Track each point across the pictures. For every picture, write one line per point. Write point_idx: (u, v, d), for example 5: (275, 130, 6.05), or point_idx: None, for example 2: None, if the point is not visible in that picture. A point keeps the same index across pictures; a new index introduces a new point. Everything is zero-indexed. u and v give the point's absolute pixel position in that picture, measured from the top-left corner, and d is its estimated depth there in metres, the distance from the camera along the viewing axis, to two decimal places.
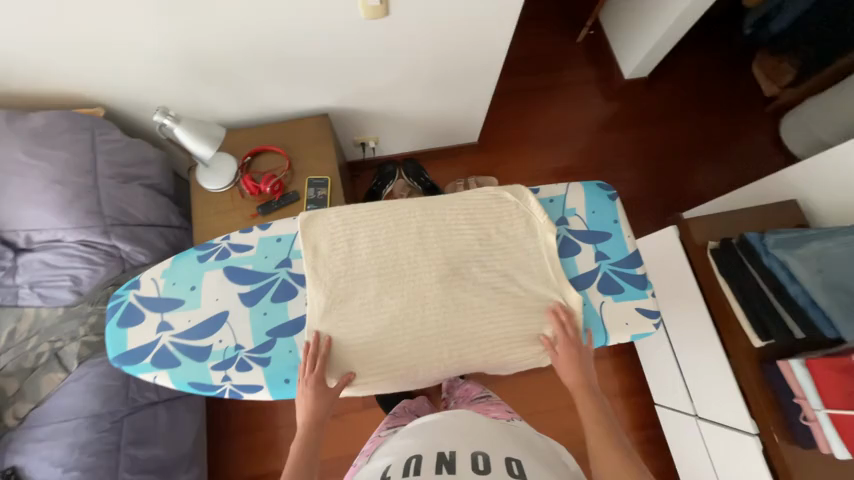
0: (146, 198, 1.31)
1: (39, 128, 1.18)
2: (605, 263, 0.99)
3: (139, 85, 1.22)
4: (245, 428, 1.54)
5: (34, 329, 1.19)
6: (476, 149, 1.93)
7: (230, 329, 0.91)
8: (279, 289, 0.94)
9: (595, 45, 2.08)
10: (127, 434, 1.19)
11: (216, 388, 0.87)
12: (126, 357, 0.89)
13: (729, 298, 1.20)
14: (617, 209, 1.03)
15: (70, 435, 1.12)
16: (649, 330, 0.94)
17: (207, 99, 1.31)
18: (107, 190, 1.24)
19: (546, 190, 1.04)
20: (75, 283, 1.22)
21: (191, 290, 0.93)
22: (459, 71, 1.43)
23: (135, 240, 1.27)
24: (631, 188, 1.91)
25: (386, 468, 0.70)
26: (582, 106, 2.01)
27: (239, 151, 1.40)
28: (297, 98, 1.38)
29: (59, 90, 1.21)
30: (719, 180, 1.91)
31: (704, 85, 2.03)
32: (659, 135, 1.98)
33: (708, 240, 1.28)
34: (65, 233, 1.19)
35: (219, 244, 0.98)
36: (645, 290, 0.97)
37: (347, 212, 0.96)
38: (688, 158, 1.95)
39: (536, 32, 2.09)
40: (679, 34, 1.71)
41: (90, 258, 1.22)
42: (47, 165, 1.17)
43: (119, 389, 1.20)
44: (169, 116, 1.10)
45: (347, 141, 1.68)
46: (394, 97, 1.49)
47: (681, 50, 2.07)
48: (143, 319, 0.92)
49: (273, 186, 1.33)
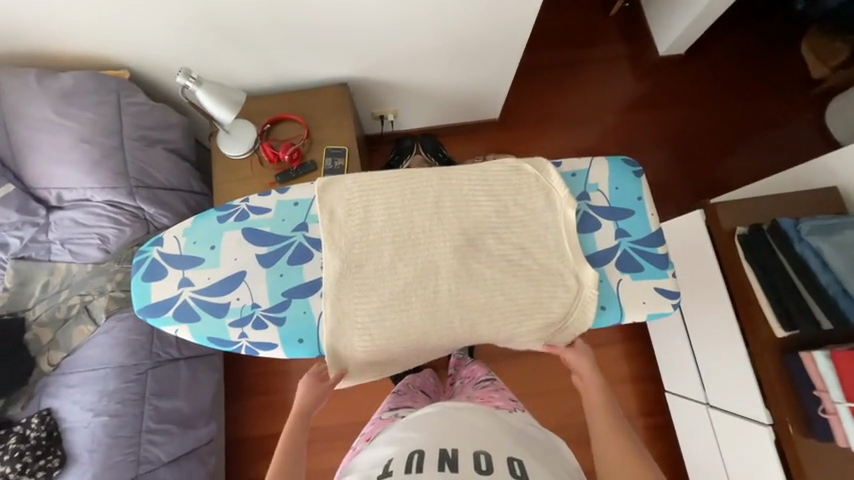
0: (169, 162, 1.34)
1: (68, 88, 1.20)
2: (626, 240, 0.96)
3: (162, 47, 1.22)
4: (260, 390, 1.61)
5: (65, 283, 1.26)
6: (497, 127, 1.88)
7: (247, 288, 0.93)
8: (295, 252, 0.95)
9: (630, 19, 1.96)
10: (151, 387, 1.25)
11: (233, 344, 0.91)
12: (150, 310, 0.93)
13: (755, 286, 1.15)
14: (641, 186, 0.99)
15: (100, 383, 1.20)
16: (666, 310, 0.92)
17: (228, 64, 1.31)
18: (132, 152, 1.27)
19: (569, 164, 1.01)
20: (103, 242, 1.26)
21: (211, 249, 0.95)
22: (484, 43, 1.38)
23: (158, 202, 1.30)
24: (657, 172, 1.83)
25: (388, 461, 0.69)
26: (611, 84, 1.92)
27: (259, 119, 1.40)
28: (317, 66, 1.36)
29: (85, 51, 1.22)
30: (752, 167, 1.81)
31: (746, 64, 1.91)
32: (692, 116, 1.88)
33: (736, 226, 1.21)
34: (94, 192, 1.23)
35: (238, 206, 0.98)
36: (665, 270, 0.94)
37: (364, 179, 0.95)
38: (721, 142, 1.85)
39: (568, 3, 1.98)
40: (719, 10, 1.60)
41: (116, 218, 1.26)
42: (77, 125, 1.21)
43: (143, 344, 1.25)
44: (192, 79, 1.11)
45: (365, 113, 1.66)
46: (415, 68, 1.45)
47: (723, 25, 1.93)
48: (165, 274, 0.95)
49: (291, 155, 1.34)
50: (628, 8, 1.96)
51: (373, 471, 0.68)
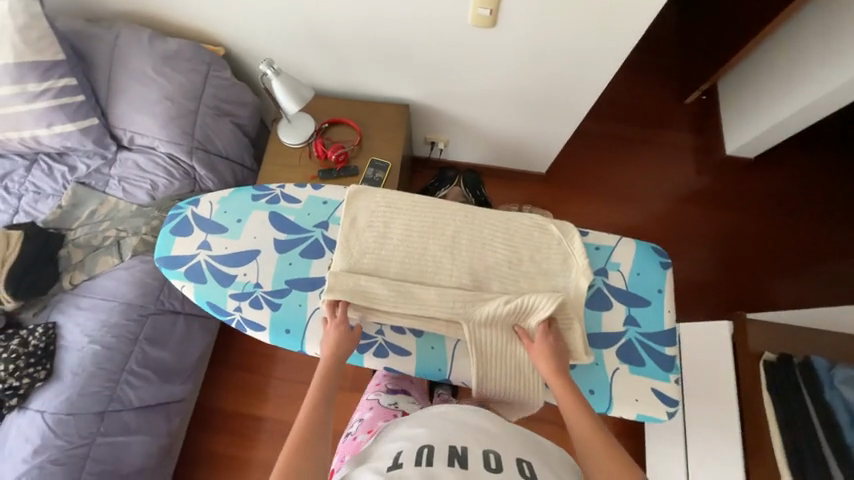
0: (230, 134, 1.46)
1: (170, 51, 1.36)
2: (633, 330, 0.91)
3: (258, 35, 1.36)
4: (244, 366, 1.64)
5: (109, 215, 1.37)
6: (540, 181, 1.89)
7: (256, 267, 0.97)
8: (310, 246, 0.99)
9: (703, 111, 1.94)
10: (147, 331, 1.31)
11: (227, 314, 0.94)
12: (167, 261, 0.99)
13: (769, 420, 1.05)
14: (664, 278, 0.95)
15: (105, 313, 1.28)
16: (660, 416, 0.85)
17: (310, 64, 1.43)
18: (204, 118, 1.39)
19: (594, 236, 0.99)
20: (152, 188, 1.38)
21: (237, 222, 1.01)
22: (547, 99, 1.42)
23: (210, 166, 1.41)
24: (694, 268, 1.75)
25: (398, 454, 0.68)
26: (666, 169, 1.88)
27: (321, 117, 1.50)
28: (386, 83, 1.46)
29: (195, 25, 1.38)
30: (801, 291, 1.69)
31: (816, 184, 1.81)
32: (745, 222, 1.80)
33: (764, 350, 1.12)
34: (160, 144, 1.37)
35: (273, 190, 1.04)
36: (670, 374, 0.88)
37: (393, 197, 1.00)
38: (771, 257, 1.74)
39: (643, 82, 1.99)
40: (804, 122, 1.56)
41: (171, 170, 1.38)
42: (166, 83, 1.35)
43: (154, 289, 1.33)
44: (273, 68, 1.23)
45: (418, 136, 1.74)
46: (475, 106, 1.51)
47: (800, 141, 1.86)
48: (190, 233, 1.01)
49: (338, 156, 1.42)
50: (703, 100, 1.94)
51: (383, 464, 0.67)
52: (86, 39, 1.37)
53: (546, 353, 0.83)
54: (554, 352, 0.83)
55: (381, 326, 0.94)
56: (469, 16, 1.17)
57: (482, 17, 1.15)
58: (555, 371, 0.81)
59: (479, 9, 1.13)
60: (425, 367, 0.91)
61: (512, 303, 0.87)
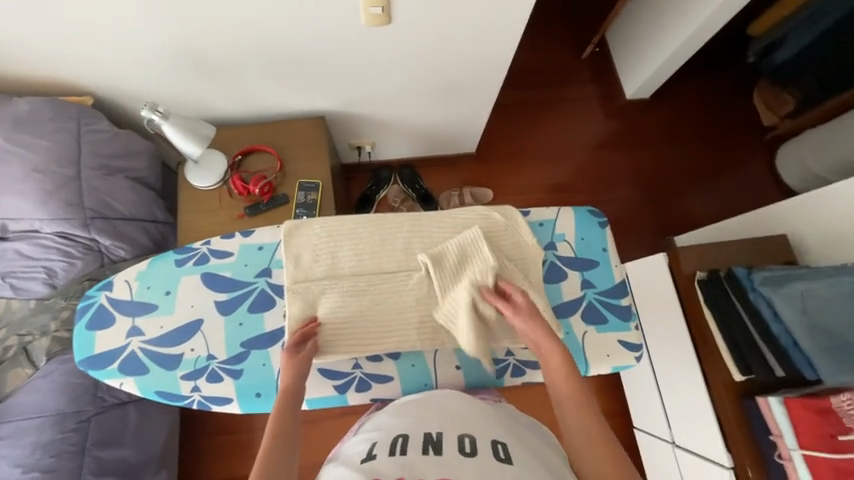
0: (131, 192, 1.26)
1: (22, 115, 1.14)
2: (591, 291, 0.98)
3: (127, 74, 1.17)
4: (220, 430, 1.50)
5: (4, 320, 1.16)
6: (473, 160, 1.91)
7: (203, 337, 0.89)
8: (257, 298, 0.92)
9: (600, 62, 2.07)
10: (93, 435, 1.15)
11: (184, 398, 0.85)
12: (92, 361, 0.87)
13: (715, 334, 1.18)
14: (606, 237, 1.03)
15: (33, 434, 1.10)
16: (630, 363, 0.94)
17: (201, 95, 1.28)
18: (89, 181, 1.20)
19: (536, 214, 1.03)
20: (49, 276, 1.18)
21: (166, 295, 0.91)
22: (460, 83, 1.41)
23: (115, 234, 1.23)
24: (624, 208, 1.91)
25: (372, 446, 0.67)
26: (582, 124, 2.00)
27: (231, 149, 1.36)
28: (293, 98, 1.34)
29: (45, 78, 1.16)
30: (713, 204, 1.91)
31: (705, 110, 2.03)
32: (657, 157, 1.98)
33: (696, 270, 1.25)
34: (43, 224, 1.16)
35: (199, 248, 0.95)
36: (629, 322, 0.96)
37: (334, 223, 0.95)
38: (684, 183, 1.94)
39: (544, 45, 2.07)
40: (681, 59, 1.72)
41: (67, 251, 1.19)
42: (30, 153, 1.15)
43: (88, 388, 1.16)
44: (158, 112, 1.08)
45: (343, 144, 1.66)
46: (392, 104, 1.46)
47: (685, 74, 2.06)
48: (113, 322, 0.90)
49: (262, 188, 1.30)
50: (599, 52, 2.07)
51: (357, 457, 0.65)
52: None
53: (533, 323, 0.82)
54: (537, 319, 0.82)
55: (357, 360, 0.90)
56: (361, 16, 1.09)
57: (376, 16, 1.09)
58: (546, 341, 0.80)
59: (371, 7, 1.06)
60: (412, 386, 0.90)
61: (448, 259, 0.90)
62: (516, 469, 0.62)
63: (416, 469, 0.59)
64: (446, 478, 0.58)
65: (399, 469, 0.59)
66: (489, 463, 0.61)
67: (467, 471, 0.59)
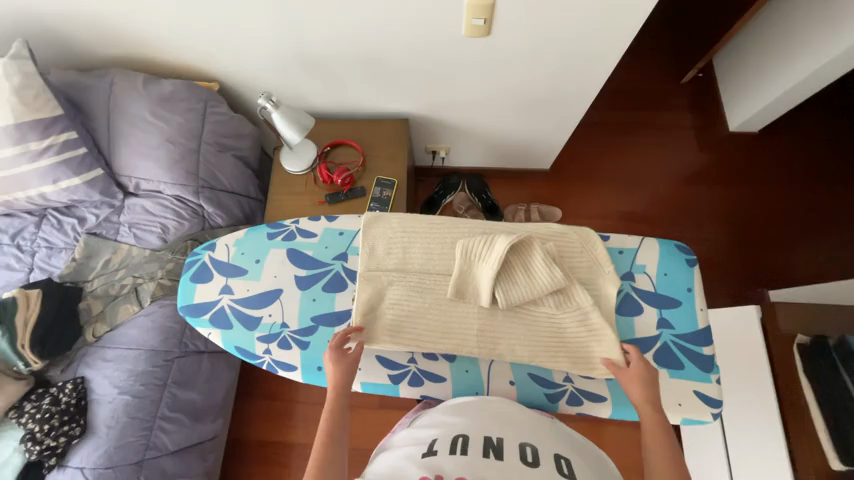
0: (233, 168, 1.45)
1: (166, 94, 1.35)
2: (668, 332, 0.91)
3: (251, 66, 1.34)
4: (271, 394, 1.62)
5: (125, 263, 1.37)
6: (545, 178, 1.86)
7: (280, 306, 0.97)
8: (331, 279, 0.99)
9: (702, 89, 1.91)
10: (174, 374, 1.31)
11: (257, 358, 0.94)
12: (190, 309, 1.00)
13: (812, 409, 1.02)
14: (692, 277, 0.95)
15: (131, 362, 1.28)
16: (705, 418, 0.85)
17: (305, 90, 1.41)
18: (206, 155, 1.39)
19: (616, 240, 0.98)
20: (163, 231, 1.38)
21: (256, 263, 1.02)
22: (547, 99, 1.39)
23: (217, 204, 1.41)
24: (711, 249, 1.73)
25: (432, 441, 0.68)
26: (672, 153, 1.86)
27: (322, 140, 1.48)
28: (383, 99, 1.43)
29: (187, 64, 1.37)
30: (824, 261, 1.66)
31: (827, 152, 1.78)
32: (758, 199, 1.77)
33: (797, 332, 1.10)
34: (166, 187, 1.36)
35: (288, 226, 1.06)
36: (710, 374, 0.88)
37: (410, 220, 0.99)
38: (788, 231, 1.71)
39: (640, 67, 1.96)
40: (804, 95, 1.53)
41: (180, 212, 1.38)
42: (165, 125, 1.35)
43: (177, 332, 1.34)
44: (271, 101, 1.21)
45: (419, 147, 1.72)
46: (475, 113, 1.49)
47: (806, 110, 1.83)
48: (211, 278, 1.02)
49: (344, 180, 1.38)
50: (702, 78, 1.91)
51: (417, 449, 0.66)
52: (81, 89, 1.36)
53: (640, 382, 0.80)
54: (646, 380, 0.80)
55: (413, 354, 0.93)
56: (462, 27, 1.13)
57: (476, 27, 1.12)
58: (650, 403, 0.77)
59: (473, 19, 1.10)
60: (461, 391, 0.90)
61: (516, 237, 0.90)
62: None
63: (478, 469, 0.59)
64: None
65: (461, 468, 0.60)
66: (553, 476, 0.60)
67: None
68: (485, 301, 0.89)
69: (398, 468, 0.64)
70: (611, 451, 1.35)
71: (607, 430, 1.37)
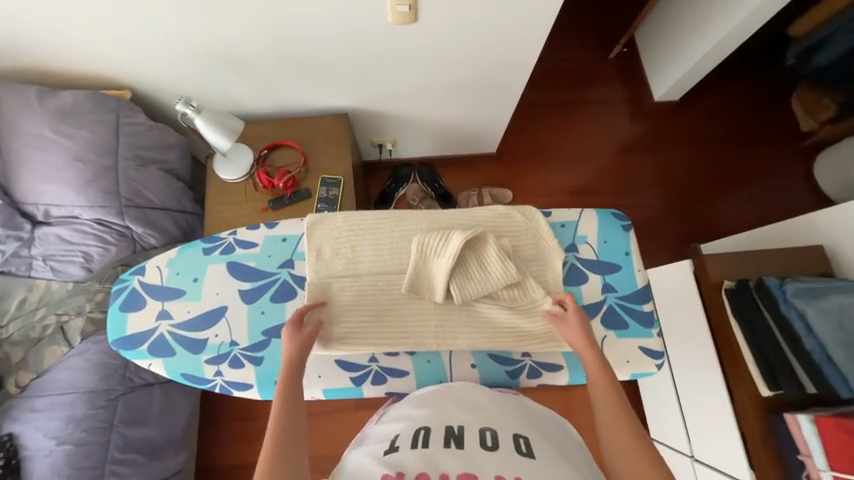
0: (163, 183, 1.32)
1: (67, 107, 1.21)
2: (612, 295, 0.97)
3: (164, 70, 1.22)
4: (237, 416, 1.54)
5: (44, 300, 1.23)
6: (492, 160, 1.90)
7: (227, 324, 0.92)
8: (279, 289, 0.95)
9: (628, 63, 2.02)
10: (121, 414, 1.21)
11: (207, 382, 0.89)
12: (124, 342, 0.92)
13: (742, 345, 1.12)
14: (629, 241, 1.01)
15: (66, 409, 1.16)
16: (651, 370, 0.92)
17: (231, 91, 1.32)
18: (125, 171, 1.26)
19: (558, 214, 1.02)
20: (86, 260, 1.25)
21: (194, 282, 0.96)
22: (482, 82, 1.40)
23: (147, 223, 1.29)
24: (649, 213, 1.85)
25: (395, 436, 0.67)
26: (608, 127, 1.96)
27: (258, 143, 1.40)
28: (318, 95, 1.37)
29: (89, 72, 1.23)
30: (744, 212, 1.84)
31: (739, 113, 1.95)
32: (685, 161, 1.92)
33: (724, 279, 1.20)
34: (82, 211, 1.22)
35: (226, 238, 1.00)
36: (651, 329, 0.94)
37: (354, 218, 0.97)
38: (712, 189, 1.88)
39: (570, 45, 2.04)
40: (714, 62, 1.66)
41: (103, 237, 1.25)
42: (72, 143, 1.21)
43: (118, 368, 1.22)
44: (192, 107, 1.13)
45: (364, 141, 1.68)
46: (415, 102, 1.47)
47: (718, 76, 1.99)
48: (144, 305, 0.95)
49: (286, 182, 1.32)
50: (627, 53, 2.02)
51: (380, 447, 0.66)
52: None
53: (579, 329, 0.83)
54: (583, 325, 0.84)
55: (374, 353, 0.92)
56: (388, 14, 1.10)
57: (402, 14, 1.10)
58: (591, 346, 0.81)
59: (398, 5, 1.07)
60: (425, 382, 0.91)
61: (468, 232, 0.90)
62: (538, 464, 0.61)
63: (439, 464, 0.59)
64: (468, 472, 0.58)
65: (422, 464, 0.59)
66: (512, 458, 0.61)
67: (490, 465, 0.59)
68: (440, 296, 0.89)
69: (359, 468, 0.63)
70: (578, 413, 1.44)
71: (573, 396, 1.45)
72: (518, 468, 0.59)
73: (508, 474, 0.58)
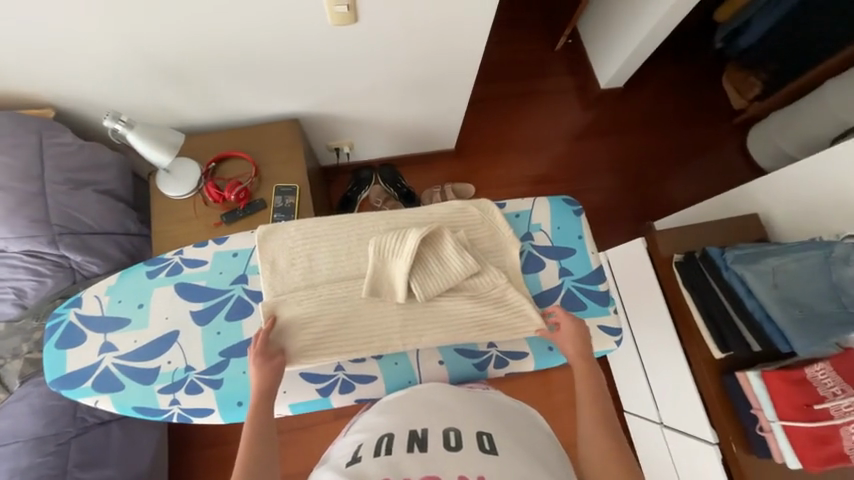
0: (101, 206, 1.22)
1: None
2: (569, 279, 1.00)
3: (90, 84, 1.14)
4: (209, 443, 1.47)
5: None
6: (452, 156, 1.91)
7: (180, 349, 0.88)
8: (234, 306, 0.91)
9: (573, 53, 2.09)
10: (74, 457, 1.12)
11: (163, 412, 0.84)
12: (65, 381, 0.86)
13: (692, 312, 1.20)
14: (581, 224, 1.05)
15: (9, 460, 1.06)
16: (610, 346, 0.96)
17: (168, 103, 1.24)
18: (55, 196, 1.16)
19: (512, 205, 1.05)
20: (19, 296, 1.15)
21: (139, 308, 0.91)
22: (434, 80, 1.41)
23: (86, 249, 1.19)
24: (605, 195, 1.93)
25: (358, 447, 0.66)
26: (559, 115, 2.02)
27: (203, 156, 1.33)
28: (264, 102, 1.32)
29: (2, 91, 1.12)
30: (689, 187, 1.95)
31: (678, 95, 2.07)
32: (633, 144, 2.01)
33: (673, 252, 1.27)
34: (8, 243, 1.12)
35: (171, 258, 0.95)
36: (607, 307, 0.98)
37: (307, 225, 0.94)
38: (659, 168, 1.98)
39: (517, 39, 2.08)
40: (649, 50, 1.75)
41: (36, 269, 1.15)
42: None
43: (66, 409, 1.13)
44: (122, 121, 1.06)
45: (320, 146, 1.64)
46: (367, 103, 1.45)
47: (656, 61, 2.10)
48: (85, 339, 0.89)
49: (237, 194, 1.27)
50: (572, 44, 2.09)
51: (343, 459, 0.65)
52: None
53: (573, 339, 0.87)
54: (579, 337, 0.87)
55: (339, 362, 0.90)
56: (327, 15, 1.08)
57: (341, 15, 1.07)
58: (584, 356, 0.84)
59: (336, 6, 1.05)
60: (394, 385, 0.90)
61: (424, 229, 0.90)
62: (501, 459, 0.62)
63: (402, 469, 0.59)
64: (430, 475, 0.58)
65: (384, 470, 0.59)
66: (474, 456, 0.61)
67: (452, 465, 0.59)
68: (402, 296, 0.88)
69: None
70: (554, 394, 1.48)
71: (547, 379, 1.50)
72: (480, 466, 0.59)
73: (470, 474, 0.58)
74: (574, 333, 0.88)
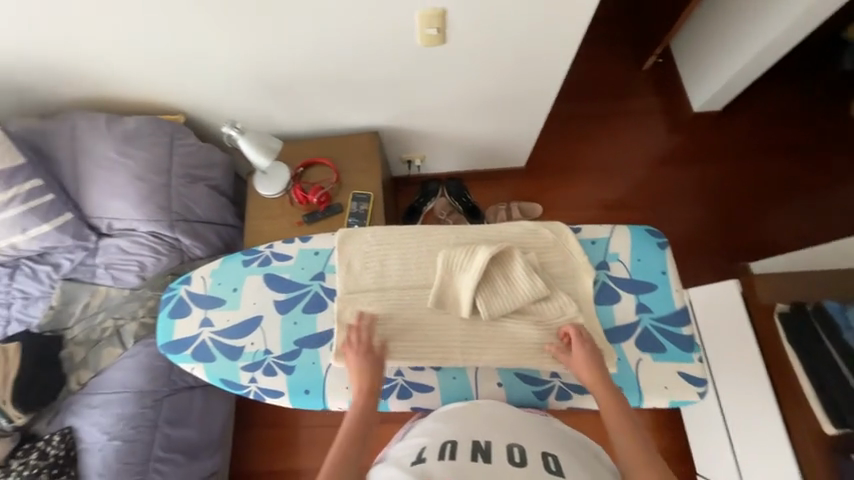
0: (209, 198, 1.43)
1: (129, 131, 1.34)
2: (647, 316, 0.93)
3: (214, 95, 1.34)
4: (268, 423, 1.59)
5: (103, 305, 1.35)
6: (522, 175, 1.88)
7: (262, 333, 0.97)
8: (311, 300, 1.00)
9: (664, 74, 1.95)
10: (165, 414, 1.29)
11: (243, 387, 0.94)
12: (172, 346, 1.00)
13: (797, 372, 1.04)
14: (666, 259, 0.97)
15: (118, 406, 1.26)
16: (692, 398, 0.86)
17: (271, 113, 1.41)
18: (178, 188, 1.37)
19: (588, 231, 1.00)
20: (141, 269, 1.36)
21: (233, 292, 1.03)
22: (511, 98, 1.41)
23: (194, 235, 1.39)
24: (691, 228, 1.75)
25: (421, 449, 0.67)
26: (643, 139, 1.89)
27: (294, 161, 1.48)
28: (350, 115, 1.43)
29: (149, 99, 1.36)
30: (798, 228, 1.70)
31: (790, 122, 1.83)
32: (729, 174, 1.81)
33: (776, 302, 1.12)
34: (140, 224, 1.35)
35: (263, 251, 1.06)
36: (691, 354, 0.90)
37: (382, 233, 1.00)
38: (760, 203, 1.75)
39: (601, 58, 2.00)
40: (756, 72, 1.60)
41: (157, 248, 1.36)
42: (132, 163, 1.33)
43: (164, 371, 1.31)
44: (237, 128, 1.23)
45: (394, 158, 1.72)
46: (443, 119, 1.50)
47: (764, 84, 1.88)
48: (189, 313, 1.03)
49: (319, 197, 1.39)
50: (662, 63, 1.96)
51: (407, 458, 0.66)
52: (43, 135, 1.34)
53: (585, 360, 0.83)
54: (590, 356, 0.84)
55: (400, 368, 0.93)
56: (417, 36, 1.15)
57: (431, 37, 1.14)
58: (597, 379, 0.81)
59: (427, 28, 1.12)
60: (450, 399, 0.90)
61: (494, 247, 0.91)
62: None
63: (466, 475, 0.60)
64: None
65: (450, 473, 0.60)
66: (540, 475, 0.61)
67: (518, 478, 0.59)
68: (466, 312, 0.89)
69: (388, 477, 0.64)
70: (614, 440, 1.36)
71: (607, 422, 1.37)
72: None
73: None
74: (585, 352, 0.84)
